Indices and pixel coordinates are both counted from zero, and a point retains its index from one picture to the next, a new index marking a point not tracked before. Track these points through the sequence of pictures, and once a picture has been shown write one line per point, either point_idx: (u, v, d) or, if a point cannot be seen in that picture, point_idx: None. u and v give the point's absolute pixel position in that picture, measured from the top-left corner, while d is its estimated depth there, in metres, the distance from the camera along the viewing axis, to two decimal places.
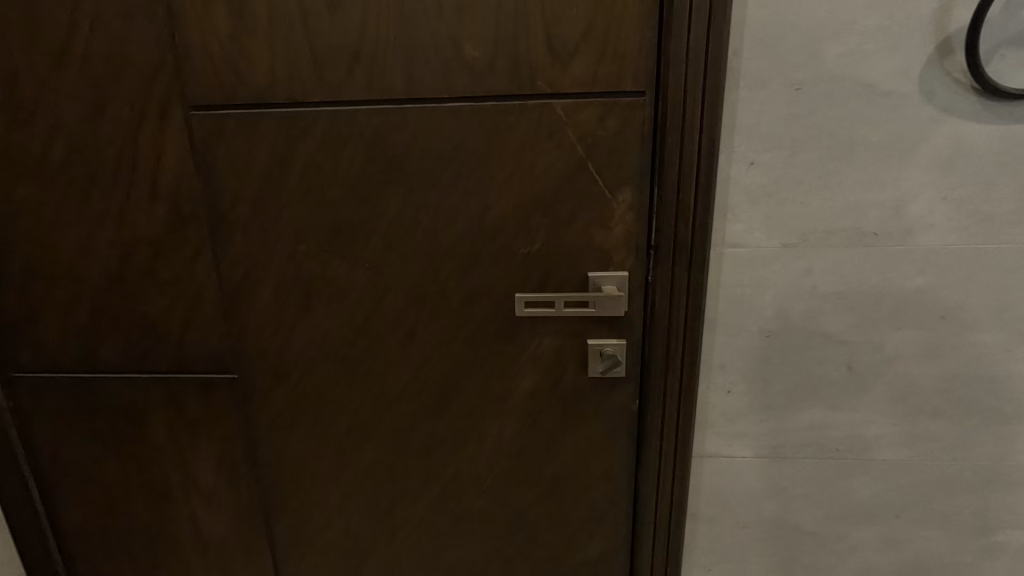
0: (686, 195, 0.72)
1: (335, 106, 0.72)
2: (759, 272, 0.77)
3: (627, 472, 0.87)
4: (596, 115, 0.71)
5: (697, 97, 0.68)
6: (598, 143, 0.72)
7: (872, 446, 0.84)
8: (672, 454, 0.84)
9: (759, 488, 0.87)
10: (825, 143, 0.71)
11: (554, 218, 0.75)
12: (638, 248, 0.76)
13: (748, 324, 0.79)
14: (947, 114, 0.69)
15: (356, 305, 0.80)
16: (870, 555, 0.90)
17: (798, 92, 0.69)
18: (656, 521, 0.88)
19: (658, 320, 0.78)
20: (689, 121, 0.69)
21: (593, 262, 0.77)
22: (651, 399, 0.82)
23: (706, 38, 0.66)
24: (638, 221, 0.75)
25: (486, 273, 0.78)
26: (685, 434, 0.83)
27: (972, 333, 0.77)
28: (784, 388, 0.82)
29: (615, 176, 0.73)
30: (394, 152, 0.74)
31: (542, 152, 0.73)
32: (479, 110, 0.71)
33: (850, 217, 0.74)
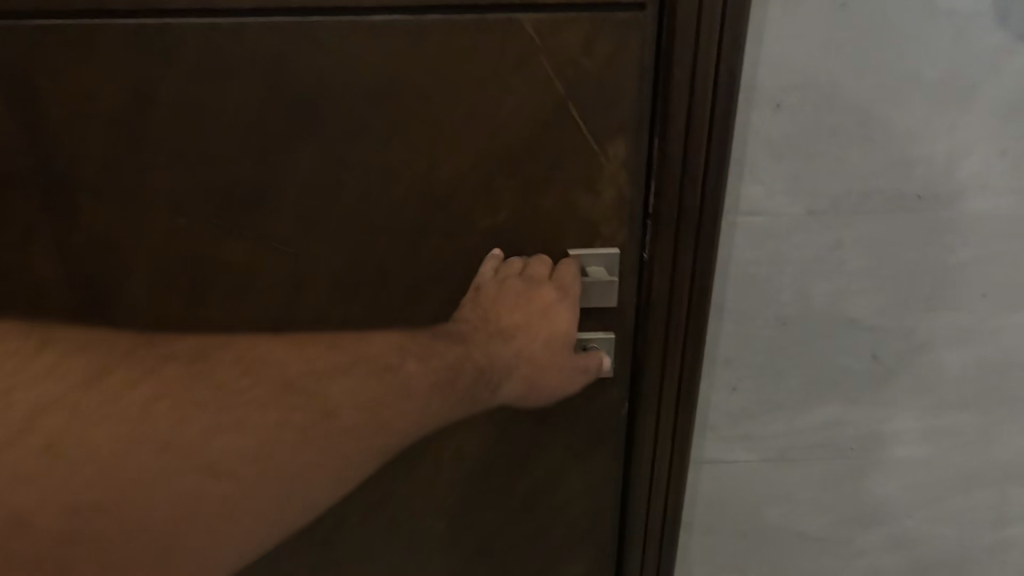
0: (696, 149, 0.56)
1: (213, 21, 0.50)
2: (779, 246, 0.62)
3: (613, 485, 0.74)
4: (580, 38, 0.52)
5: (715, 13, 0.51)
6: (582, 77, 0.53)
7: (890, 444, 0.73)
8: (666, 463, 0.71)
9: (762, 494, 0.76)
10: (870, 80, 0.55)
11: (524, 180, 0.57)
12: (633, 217, 0.59)
13: (761, 310, 0.65)
14: (1020, 44, 0.54)
15: (266, 299, 0.61)
16: (877, 557, 0.81)
17: (843, 10, 0.53)
18: (645, 537, 0.76)
19: (655, 308, 0.63)
20: (704, 45, 0.52)
21: (575, 236, 0.60)
22: (643, 401, 0.68)
23: None
24: (633, 184, 0.58)
25: (437, 254, 0.60)
26: (683, 440, 0.70)
27: (1015, 314, 0.66)
28: (798, 383, 0.69)
29: (603, 123, 0.55)
30: (301, 88, 0.53)
31: (508, 90, 0.54)
32: (419, 26, 0.51)
33: (892, 177, 0.59)
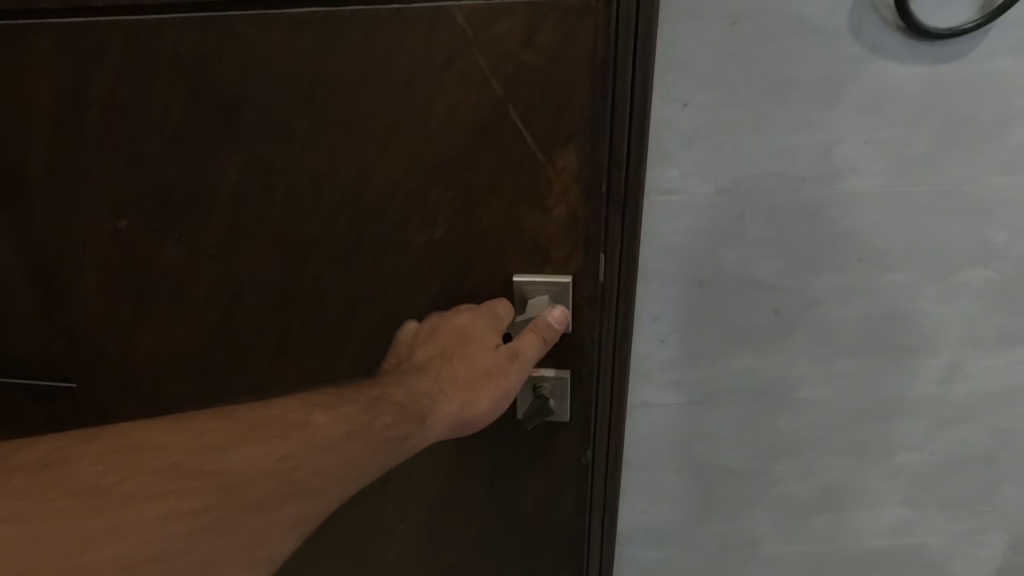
0: (617, 155, 0.63)
1: (196, 28, 0.60)
2: (693, 220, 0.75)
3: (568, 450, 0.82)
4: (520, 45, 0.59)
5: (629, 34, 0.57)
6: (527, 86, 0.61)
7: (794, 386, 0.87)
8: (606, 438, 0.81)
9: (691, 432, 0.90)
10: (758, 83, 0.68)
11: (464, 186, 0.66)
12: (581, 236, 0.68)
13: (681, 274, 0.78)
14: (873, 54, 0.68)
15: (209, 291, 0.74)
16: (789, 485, 0.96)
17: (734, 27, 0.65)
18: (591, 507, 0.86)
19: (590, 295, 0.71)
20: (620, 66, 0.59)
21: (523, 250, 0.69)
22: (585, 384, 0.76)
23: None
24: (573, 188, 0.65)
25: (393, 248, 0.69)
26: (618, 415, 0.80)
27: (888, 274, 0.80)
28: (715, 335, 0.82)
29: (547, 136, 0.63)
30: (260, 99, 0.63)
31: (452, 96, 0.61)
32: (376, 39, 0.59)
33: (779, 162, 0.72)
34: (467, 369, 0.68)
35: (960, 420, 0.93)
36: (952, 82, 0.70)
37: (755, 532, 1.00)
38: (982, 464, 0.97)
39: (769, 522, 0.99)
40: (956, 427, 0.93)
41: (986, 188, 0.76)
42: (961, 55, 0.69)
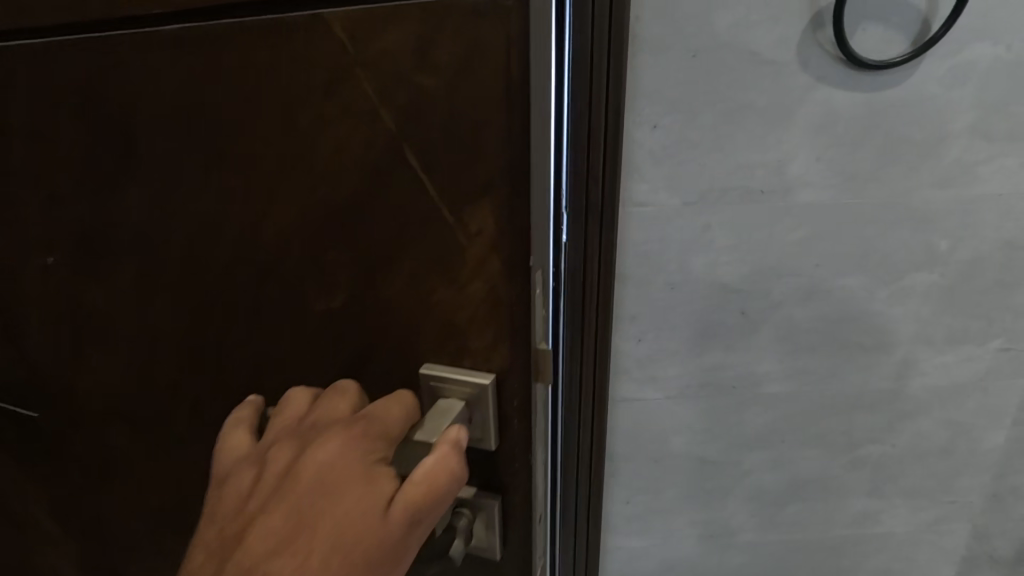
0: (596, 181, 0.76)
1: (41, 73, 0.51)
2: (664, 229, 0.83)
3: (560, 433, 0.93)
4: (406, 61, 0.41)
5: (602, 80, 0.71)
6: (422, 118, 0.43)
7: (762, 381, 0.95)
8: (590, 424, 0.93)
9: (668, 425, 0.97)
10: (718, 108, 0.77)
11: (354, 252, 0.48)
12: (508, 319, 0.48)
13: (655, 278, 0.86)
14: (820, 83, 0.77)
15: (100, 351, 0.63)
16: (762, 476, 1.03)
17: (695, 60, 0.74)
18: (578, 487, 0.96)
19: (522, 405, 0.53)
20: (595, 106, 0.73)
21: (436, 336, 0.50)
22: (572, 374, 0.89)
23: (610, 31, 0.69)
24: (491, 259, 0.46)
25: (271, 332, 0.54)
26: (601, 399, 0.91)
27: (842, 278, 0.89)
28: (687, 334, 0.90)
29: (455, 184, 0.44)
30: (124, 130, 0.51)
31: (329, 131, 0.45)
32: (236, 58, 0.45)
33: (739, 177, 0.81)
34: (335, 524, 0.43)
35: (917, 414, 1.00)
36: (891, 107, 0.79)
37: (731, 522, 1.06)
38: (941, 456, 1.04)
39: (744, 512, 1.06)
40: (914, 421, 1.01)
41: (927, 199, 0.84)
42: (899, 83, 0.77)
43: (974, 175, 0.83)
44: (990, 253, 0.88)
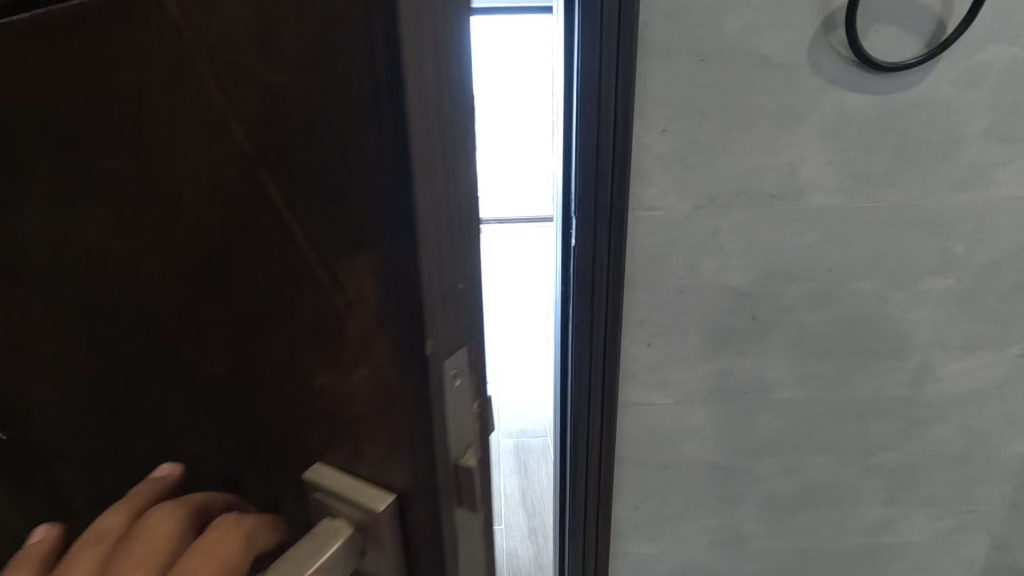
0: (605, 184, 0.79)
1: None
2: (673, 233, 0.83)
3: (571, 428, 0.95)
4: (243, 39, 0.25)
5: (610, 87, 0.74)
6: (266, 129, 0.26)
7: (773, 387, 0.94)
8: (599, 424, 0.93)
9: (678, 430, 0.96)
10: (727, 111, 0.76)
11: (204, 327, 0.32)
12: (416, 439, 0.29)
13: (664, 282, 0.86)
14: (831, 85, 0.76)
15: None
16: (773, 483, 1.01)
17: (704, 63, 0.74)
18: (586, 482, 0.98)
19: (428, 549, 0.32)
20: (603, 112, 0.75)
21: (321, 453, 0.32)
22: (581, 373, 0.90)
23: (618, 39, 0.72)
24: (382, 348, 0.28)
25: (122, 429, 0.39)
26: (610, 400, 0.92)
27: (855, 282, 0.87)
28: (697, 338, 0.90)
29: (323, 229, 0.27)
30: None
31: (148, 143, 0.29)
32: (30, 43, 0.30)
33: (749, 181, 0.80)
34: None
35: (933, 421, 0.98)
36: (905, 109, 0.78)
37: (742, 529, 1.05)
38: (958, 464, 1.02)
39: (755, 519, 1.04)
40: (930, 428, 0.99)
41: (942, 203, 0.83)
42: (912, 85, 0.76)
43: (991, 178, 0.82)
44: (1008, 257, 0.86)
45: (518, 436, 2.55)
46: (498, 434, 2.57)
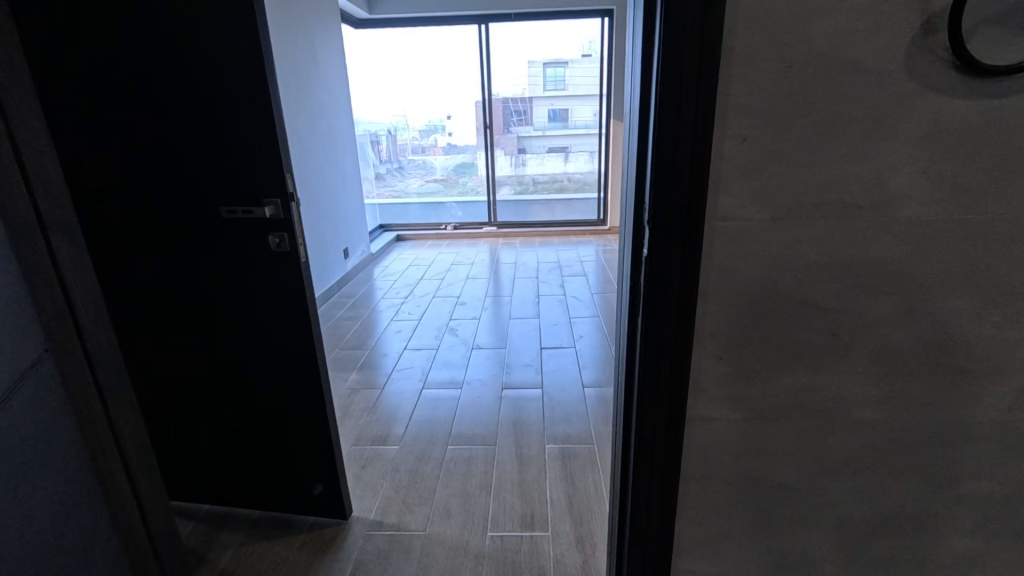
0: (681, 193, 0.77)
1: None
2: (749, 244, 0.80)
3: (637, 439, 0.93)
4: None
5: (690, 97, 0.72)
6: None
7: (850, 407, 0.89)
8: (664, 435, 0.91)
9: (746, 447, 0.93)
10: (812, 119, 0.74)
11: None
12: None
13: (738, 294, 0.83)
14: (928, 91, 0.72)
15: None
16: (847, 507, 0.96)
17: (788, 70, 0.71)
18: (650, 494, 0.96)
19: None
20: (683, 121, 0.73)
21: None
22: (647, 383, 0.88)
23: (700, 47, 0.70)
24: None
25: None
26: (677, 412, 0.89)
27: (947, 299, 0.82)
28: (768, 354, 0.86)
29: None
30: None
31: None
32: None
33: (833, 191, 0.77)
34: None
35: None
36: (1010, 115, 0.72)
37: (811, 553, 1.00)
38: None
39: (827, 544, 1.00)
40: None
41: None
42: (1020, 89, 0.71)
43: None
44: None
45: (564, 442, 2.54)
46: (544, 439, 2.56)
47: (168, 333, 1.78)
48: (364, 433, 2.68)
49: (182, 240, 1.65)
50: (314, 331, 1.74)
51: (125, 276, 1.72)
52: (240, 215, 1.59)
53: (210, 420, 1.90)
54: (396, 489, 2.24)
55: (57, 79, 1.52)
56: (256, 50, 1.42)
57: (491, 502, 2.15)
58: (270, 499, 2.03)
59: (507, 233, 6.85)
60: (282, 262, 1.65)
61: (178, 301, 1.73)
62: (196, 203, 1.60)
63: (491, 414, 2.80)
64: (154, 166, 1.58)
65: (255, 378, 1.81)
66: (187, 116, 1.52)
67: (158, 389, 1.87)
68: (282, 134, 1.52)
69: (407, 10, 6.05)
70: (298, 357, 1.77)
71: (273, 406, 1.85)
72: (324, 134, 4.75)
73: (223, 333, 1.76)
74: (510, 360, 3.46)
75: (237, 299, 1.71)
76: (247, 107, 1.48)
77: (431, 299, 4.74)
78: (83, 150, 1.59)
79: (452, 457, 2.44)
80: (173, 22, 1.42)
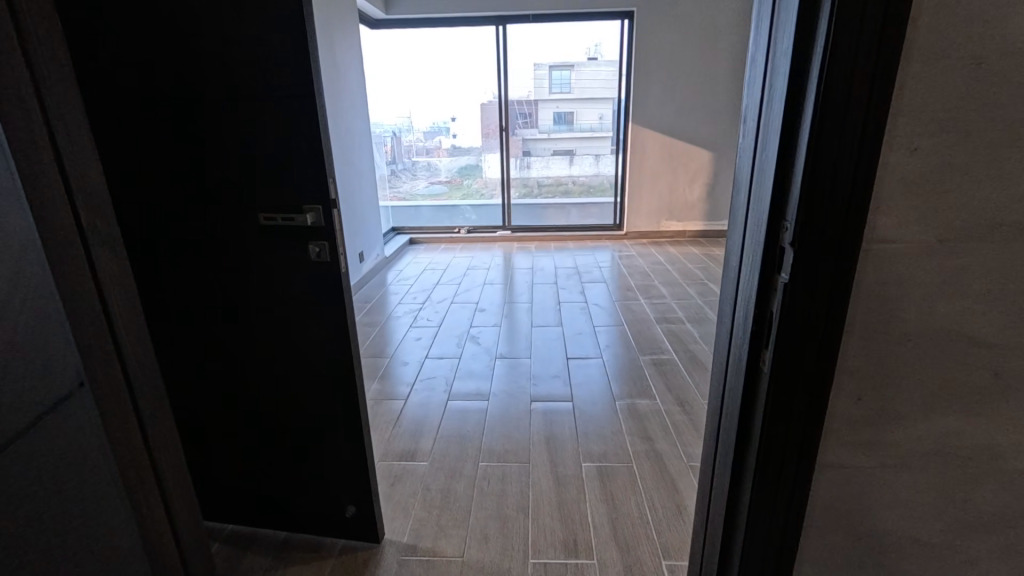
0: (837, 212, 0.66)
1: None
2: (907, 270, 0.69)
3: (753, 488, 0.82)
4: None
5: (861, 99, 0.61)
6: None
7: (1006, 456, 0.77)
8: (790, 484, 0.80)
9: (879, 498, 0.81)
10: (999, 126, 0.63)
11: None
12: None
13: (888, 327, 0.72)
14: None
15: None
16: (990, 566, 0.85)
17: (977, 68, 0.61)
18: (768, 548, 0.84)
19: None
20: (849, 129, 0.62)
21: None
22: (774, 426, 0.77)
23: (879, 41, 0.59)
24: None
25: None
26: (805, 460, 0.78)
27: None
28: (915, 394, 0.75)
29: None
30: None
31: None
32: None
33: (1014, 210, 0.66)
34: None
35: None
36: None
37: None
38: None
39: None
40: None
41: None
42: None
43: None
44: None
45: (602, 459, 2.43)
46: (580, 457, 2.45)
47: (199, 346, 1.68)
48: (391, 447, 2.58)
49: (217, 249, 1.55)
50: (354, 347, 1.64)
51: (156, 287, 1.62)
52: (279, 223, 1.49)
53: (240, 438, 1.80)
54: (429, 510, 2.13)
55: (89, 77, 1.42)
56: (303, 45, 1.31)
57: (531, 525, 2.04)
58: (299, 520, 1.93)
59: (523, 238, 6.76)
60: (323, 274, 1.55)
61: (210, 313, 1.63)
62: (233, 209, 1.50)
63: (522, 428, 2.69)
64: (189, 170, 1.48)
65: (289, 394, 1.71)
66: (226, 117, 1.41)
67: (188, 405, 1.77)
68: (327, 138, 1.42)
69: (422, 11, 5.97)
70: (335, 373, 1.66)
71: (307, 424, 1.75)
72: (341, 136, 4.66)
73: (257, 347, 1.66)
74: (536, 371, 3.34)
75: (273, 311, 1.61)
76: (291, 107, 1.38)
77: (449, 305, 4.63)
78: (114, 154, 1.49)
79: (485, 475, 2.33)
80: (214, 16, 1.32)
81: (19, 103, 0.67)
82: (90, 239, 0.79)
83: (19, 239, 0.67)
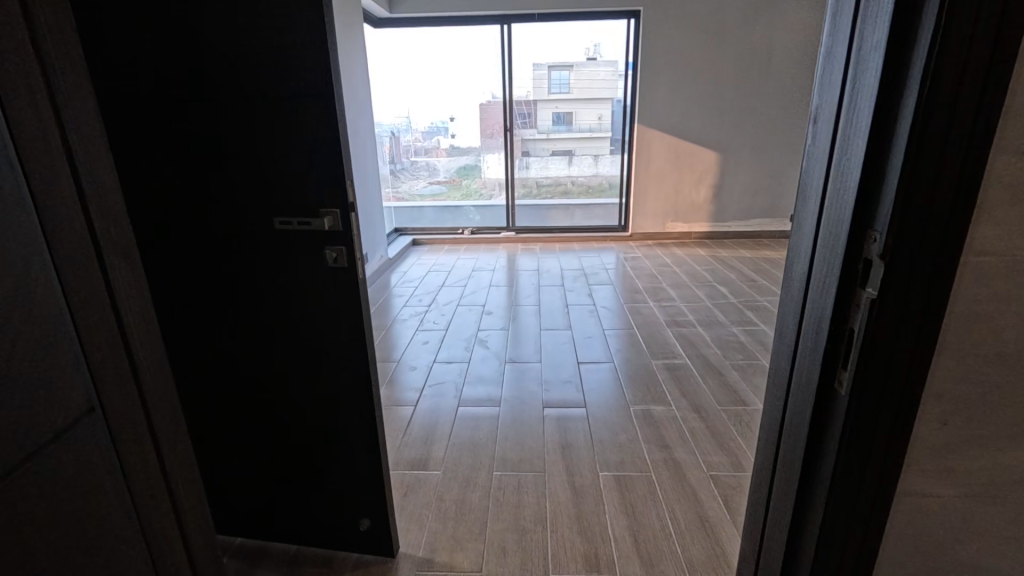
0: (937, 221, 0.59)
1: None
2: (1007, 285, 0.63)
3: (823, 517, 0.76)
4: None
5: (971, 98, 0.55)
6: None
7: None
8: (865, 513, 0.74)
9: (959, 529, 0.75)
10: None
11: None
12: None
13: (981, 347, 0.66)
14: None
15: None
16: None
17: None
18: None
19: None
20: (956, 130, 0.56)
21: None
22: (850, 453, 0.71)
23: (997, 33, 0.53)
24: None
25: None
26: (883, 488, 0.72)
27: None
28: (1005, 419, 0.69)
29: None
30: None
31: None
32: None
33: None
34: None
35: None
36: None
37: None
38: None
39: None
40: None
41: None
42: None
43: None
44: None
45: (619, 468, 2.37)
46: (597, 466, 2.39)
47: (210, 354, 1.62)
48: (402, 455, 2.51)
49: (229, 253, 1.49)
50: (371, 357, 1.57)
51: (166, 292, 1.56)
52: (295, 227, 1.43)
53: (252, 448, 1.73)
54: (444, 521, 2.06)
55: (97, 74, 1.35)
56: (324, 41, 1.25)
57: (550, 538, 1.97)
58: (312, 532, 1.86)
59: (527, 239, 6.71)
60: (340, 281, 1.48)
61: (222, 320, 1.57)
62: (247, 212, 1.44)
63: (536, 435, 2.63)
64: (201, 171, 1.41)
65: (303, 404, 1.65)
66: (241, 116, 1.35)
67: (199, 415, 1.71)
68: (346, 139, 1.35)
69: (425, 9, 5.90)
70: (351, 382, 1.60)
71: (321, 435, 1.68)
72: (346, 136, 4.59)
73: (271, 355, 1.59)
74: (547, 375, 3.28)
75: (288, 318, 1.54)
76: (309, 106, 1.31)
77: (456, 308, 4.57)
78: (124, 155, 1.43)
79: (499, 485, 2.27)
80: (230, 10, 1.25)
81: (28, 103, 0.60)
82: (109, 249, 0.72)
83: (26, 252, 0.60)
